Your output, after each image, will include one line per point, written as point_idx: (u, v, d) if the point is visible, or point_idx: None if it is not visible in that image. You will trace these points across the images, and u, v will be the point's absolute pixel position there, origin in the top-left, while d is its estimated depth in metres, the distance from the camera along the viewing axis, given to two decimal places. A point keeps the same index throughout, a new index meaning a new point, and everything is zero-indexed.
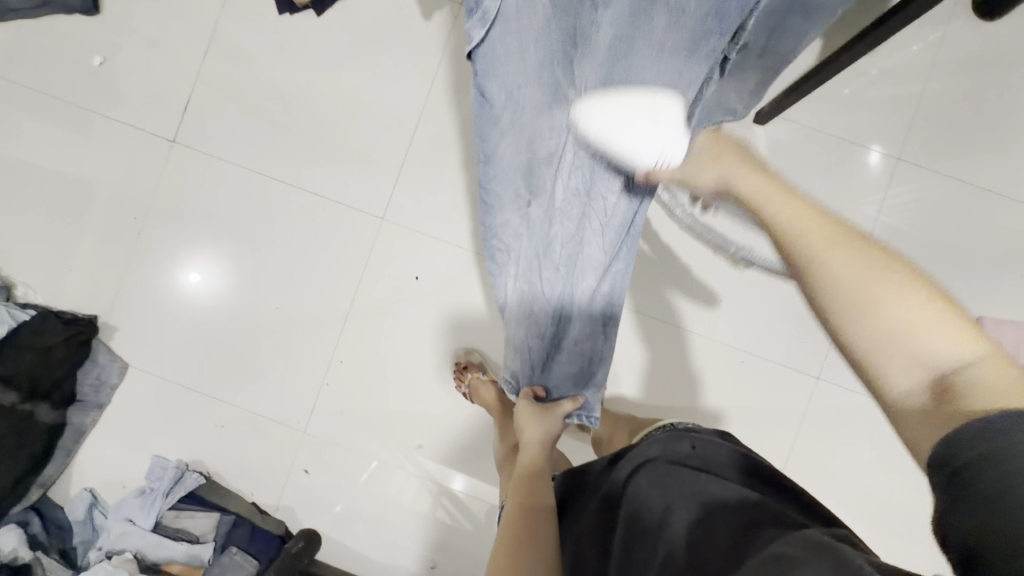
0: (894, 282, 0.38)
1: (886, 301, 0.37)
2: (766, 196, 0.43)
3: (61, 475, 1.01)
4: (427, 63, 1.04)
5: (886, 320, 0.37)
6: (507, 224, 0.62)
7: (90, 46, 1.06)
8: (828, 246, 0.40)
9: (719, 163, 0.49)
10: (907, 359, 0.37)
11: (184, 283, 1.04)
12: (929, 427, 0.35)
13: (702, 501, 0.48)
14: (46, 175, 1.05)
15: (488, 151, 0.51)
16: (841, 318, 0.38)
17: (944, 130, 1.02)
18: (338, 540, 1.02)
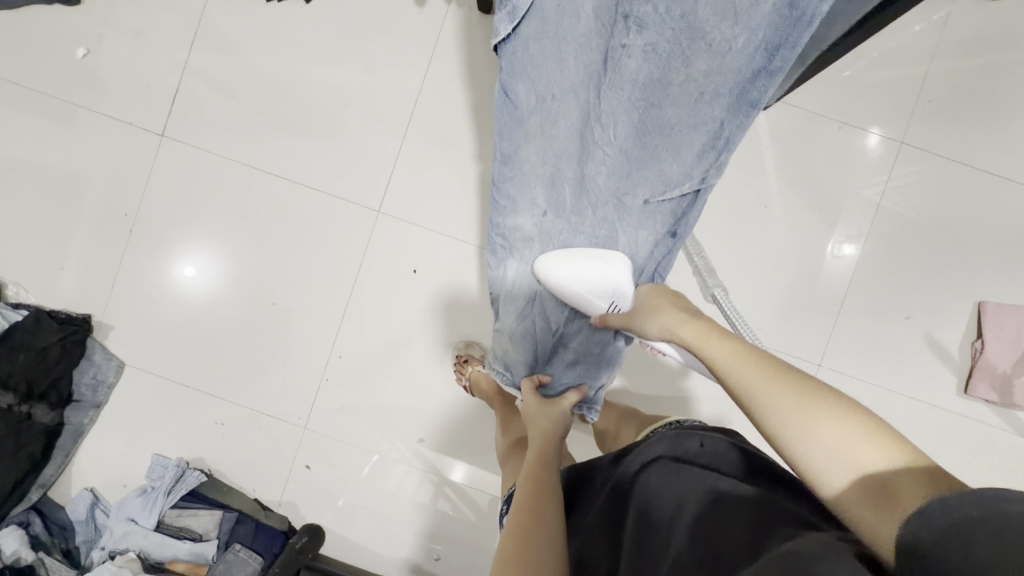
0: (806, 399, 0.41)
1: (817, 418, 0.39)
2: (699, 338, 0.52)
3: (61, 475, 1.00)
4: (420, 50, 1.02)
5: (814, 438, 0.39)
6: (517, 228, 0.64)
7: (73, 38, 1.03)
8: (759, 381, 0.44)
9: (659, 313, 0.58)
10: (834, 455, 0.38)
11: (180, 277, 1.03)
12: (866, 515, 0.35)
13: (711, 496, 0.47)
14: (33, 172, 1.03)
15: (509, 150, 0.55)
16: (784, 437, 0.41)
17: (947, 112, 1.01)
18: (342, 533, 1.02)
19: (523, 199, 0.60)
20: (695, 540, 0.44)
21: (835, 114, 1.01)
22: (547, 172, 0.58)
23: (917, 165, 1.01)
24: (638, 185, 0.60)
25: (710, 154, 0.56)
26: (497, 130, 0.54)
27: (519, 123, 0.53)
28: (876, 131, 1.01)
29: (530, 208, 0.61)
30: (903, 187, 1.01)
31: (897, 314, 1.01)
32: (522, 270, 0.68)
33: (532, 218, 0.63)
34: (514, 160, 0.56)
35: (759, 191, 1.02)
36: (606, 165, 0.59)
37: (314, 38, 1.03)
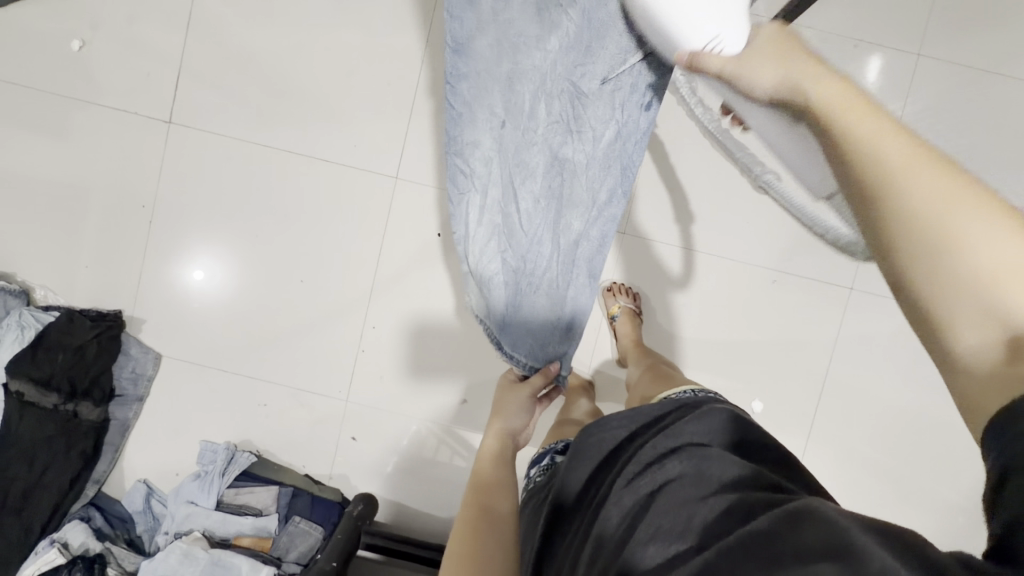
0: (990, 214, 0.29)
1: (973, 235, 0.29)
2: (829, 102, 0.35)
3: (113, 470, 1.02)
4: (422, 9, 0.99)
5: (974, 274, 0.29)
6: (474, 143, 0.62)
7: (67, 31, 1.01)
8: (907, 165, 0.31)
9: (783, 58, 0.40)
10: (999, 303, 0.28)
11: (188, 281, 1.03)
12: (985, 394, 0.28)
13: (706, 471, 0.49)
14: (47, 173, 1.02)
15: (461, 38, 0.58)
16: (926, 274, 0.30)
17: (963, 21, 0.98)
18: (394, 499, 1.04)
19: (480, 106, 0.61)
20: (678, 506, 0.46)
21: (849, 33, 0.99)
22: (505, 71, 0.60)
23: (933, 82, 0.99)
24: (596, 62, 0.61)
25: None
26: (448, 8, 0.56)
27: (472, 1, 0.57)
28: (874, 59, 0.99)
29: (488, 119, 0.62)
30: (919, 111, 0.99)
31: None
32: (480, 202, 0.65)
33: (491, 131, 0.62)
34: (468, 50, 0.58)
35: None
36: (567, 39, 0.60)
37: (311, 7, 1.00)
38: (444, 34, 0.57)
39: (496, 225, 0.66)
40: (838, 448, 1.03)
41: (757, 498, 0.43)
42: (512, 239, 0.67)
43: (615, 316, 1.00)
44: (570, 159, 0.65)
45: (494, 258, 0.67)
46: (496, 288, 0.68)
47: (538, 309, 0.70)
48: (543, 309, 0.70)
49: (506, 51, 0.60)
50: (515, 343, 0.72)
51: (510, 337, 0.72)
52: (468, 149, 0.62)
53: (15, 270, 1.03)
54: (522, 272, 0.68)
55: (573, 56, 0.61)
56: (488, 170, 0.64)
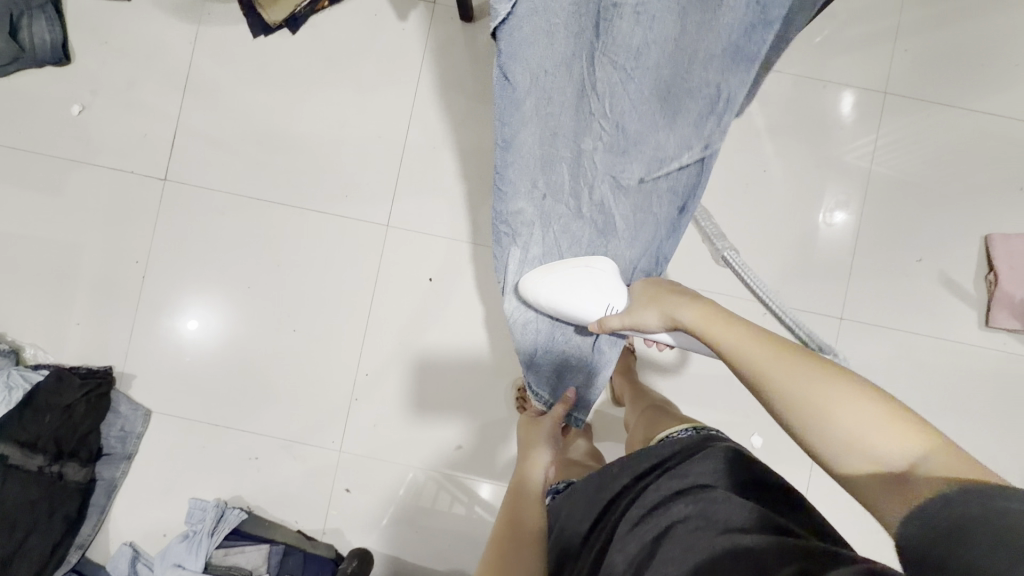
0: (841, 391, 0.43)
1: (834, 407, 0.42)
2: (708, 323, 0.53)
3: (98, 534, 0.99)
4: (408, 65, 1.04)
5: (838, 428, 0.42)
6: (520, 212, 0.62)
7: (67, 97, 1.04)
8: (776, 368, 0.46)
9: (655, 305, 0.59)
10: (854, 445, 0.41)
11: (184, 330, 1.03)
12: (883, 499, 0.40)
13: (713, 506, 0.48)
14: (41, 231, 1.04)
15: (507, 134, 0.55)
16: (802, 424, 0.44)
17: (925, 59, 1.04)
18: (390, 553, 1.01)
19: (524, 184, 0.60)
20: (684, 550, 0.45)
21: (816, 76, 1.04)
22: (545, 155, 0.59)
23: (901, 118, 1.04)
24: (631, 163, 0.60)
25: (710, 119, 0.54)
26: (496, 116, 0.54)
27: (519, 105, 0.54)
28: (846, 97, 1.04)
29: (530, 192, 0.62)
30: (891, 145, 1.04)
31: (908, 258, 1.03)
32: (522, 255, 0.65)
33: (533, 203, 0.63)
34: (516, 145, 0.56)
35: (755, 158, 1.04)
36: (602, 142, 0.59)
37: (304, 66, 1.05)
38: (494, 136, 0.56)
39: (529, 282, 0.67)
40: None
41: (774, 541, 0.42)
42: None
43: None
44: (614, 233, 0.65)
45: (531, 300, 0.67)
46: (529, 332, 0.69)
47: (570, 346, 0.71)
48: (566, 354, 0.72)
49: (550, 139, 0.58)
50: (546, 380, 0.74)
51: (537, 376, 0.74)
52: (512, 217, 0.62)
53: (5, 329, 1.02)
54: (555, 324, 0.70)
55: (608, 157, 0.60)
56: (532, 232, 0.65)
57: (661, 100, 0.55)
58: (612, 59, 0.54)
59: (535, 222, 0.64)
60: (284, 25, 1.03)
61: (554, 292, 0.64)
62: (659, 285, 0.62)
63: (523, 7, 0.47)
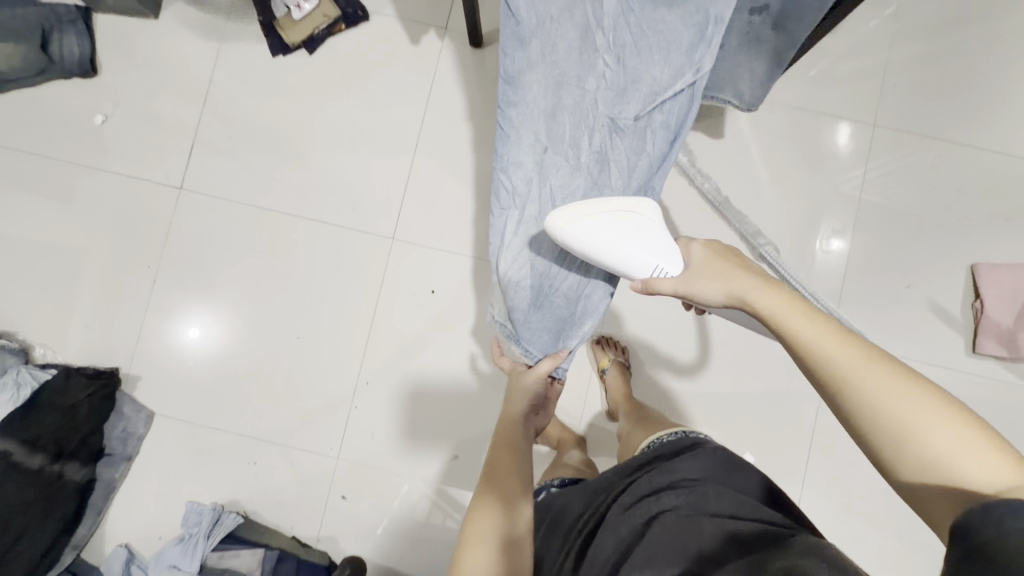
0: (931, 407, 0.40)
1: (919, 420, 0.40)
2: (785, 311, 0.50)
3: (94, 534, 1.00)
4: (419, 87, 1.09)
5: (922, 444, 0.39)
6: (519, 162, 0.60)
7: (91, 107, 1.09)
8: (857, 370, 0.43)
9: (723, 280, 0.56)
10: (938, 463, 0.38)
11: (184, 338, 1.05)
12: (940, 506, 0.37)
13: (704, 499, 0.50)
14: (57, 234, 1.07)
15: (510, 69, 0.58)
16: (878, 430, 0.41)
17: (913, 95, 1.08)
18: (383, 563, 1.01)
19: (526, 133, 0.60)
20: (675, 534, 0.47)
21: (809, 108, 1.09)
22: (548, 102, 0.60)
23: (892, 150, 1.08)
24: (629, 102, 0.61)
25: (699, 47, 0.60)
26: (502, 50, 0.57)
27: (524, 44, 0.57)
28: (843, 129, 1.08)
29: (532, 144, 0.60)
30: (882, 175, 1.08)
31: (898, 284, 1.06)
32: (519, 214, 0.62)
33: (534, 155, 0.61)
34: (519, 82, 0.58)
35: (750, 184, 1.08)
36: (604, 80, 0.60)
37: (319, 85, 1.09)
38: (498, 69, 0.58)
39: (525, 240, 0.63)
40: (834, 501, 1.02)
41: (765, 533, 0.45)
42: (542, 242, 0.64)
43: (605, 369, 1.02)
44: (607, 182, 0.63)
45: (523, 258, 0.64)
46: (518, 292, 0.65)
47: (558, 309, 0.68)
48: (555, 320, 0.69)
49: (552, 83, 0.59)
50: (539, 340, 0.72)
51: (528, 337, 0.71)
52: (513, 167, 0.61)
53: (16, 328, 1.05)
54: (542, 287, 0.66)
55: (608, 99, 0.61)
56: (530, 189, 0.62)
57: (655, 32, 0.59)
58: None
59: (535, 176, 0.61)
60: (303, 46, 1.09)
61: (587, 237, 0.57)
62: (724, 254, 0.59)
63: None
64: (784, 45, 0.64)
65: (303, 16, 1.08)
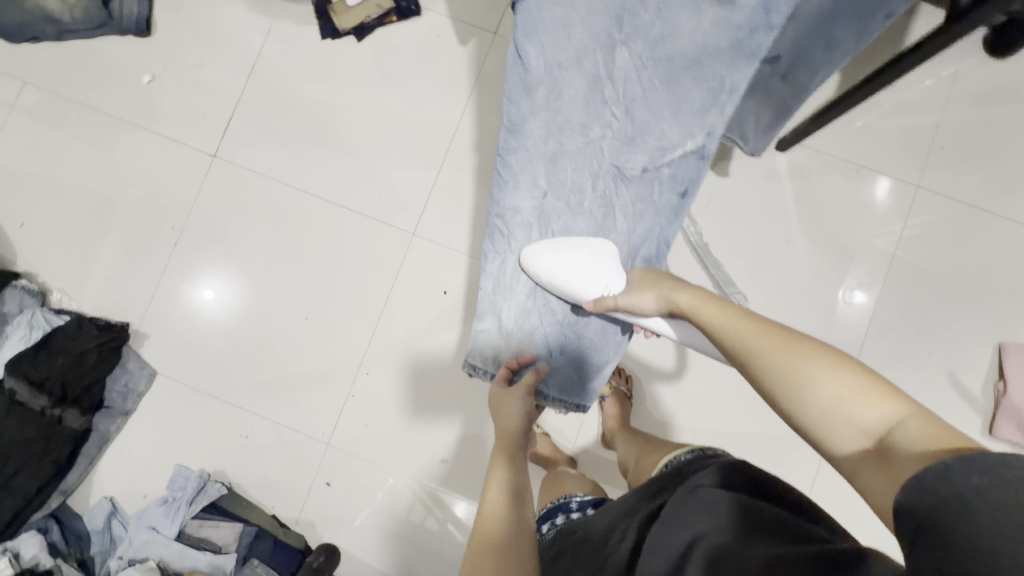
0: (823, 361, 0.42)
1: (814, 376, 0.41)
2: (695, 304, 0.54)
3: (82, 483, 1.01)
4: (460, 88, 1.09)
5: (817, 398, 0.40)
6: (518, 207, 0.65)
7: (141, 66, 1.11)
8: (758, 344, 0.46)
9: (656, 289, 0.60)
10: (833, 414, 0.40)
11: (199, 299, 1.07)
12: (849, 456, 0.39)
13: (739, 519, 0.47)
14: (90, 183, 1.09)
15: (513, 115, 0.61)
16: (782, 395, 0.43)
17: (959, 159, 1.05)
18: (358, 556, 1.01)
19: (524, 177, 0.64)
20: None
21: (849, 159, 1.07)
22: (549, 149, 0.64)
23: (931, 211, 1.05)
24: (635, 153, 0.65)
25: (711, 112, 0.63)
26: (508, 95, 0.61)
27: (528, 91, 0.60)
28: (884, 180, 1.06)
29: (530, 187, 0.65)
30: (917, 234, 1.05)
31: (919, 352, 1.02)
32: (518, 260, 0.67)
33: (532, 200, 0.65)
34: (521, 129, 0.62)
35: (779, 229, 1.06)
36: (612, 129, 0.64)
37: (363, 73, 1.10)
38: (500, 114, 0.62)
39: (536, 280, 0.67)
40: None
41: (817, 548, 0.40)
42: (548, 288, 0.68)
43: (605, 395, 1.00)
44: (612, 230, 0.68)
45: (531, 307, 0.69)
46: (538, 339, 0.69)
47: (579, 355, 0.70)
48: (577, 367, 0.70)
49: (556, 132, 0.63)
50: (560, 388, 0.70)
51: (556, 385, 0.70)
52: (510, 213, 0.65)
53: (38, 270, 1.07)
54: (569, 316, 0.69)
55: (618, 146, 0.65)
56: (527, 235, 0.67)
57: (668, 90, 0.63)
58: (632, 46, 0.60)
59: (533, 221, 0.66)
60: (352, 32, 1.09)
61: (551, 270, 0.64)
62: (658, 275, 0.63)
63: None
64: (792, 96, 0.68)
65: (357, 3, 1.09)
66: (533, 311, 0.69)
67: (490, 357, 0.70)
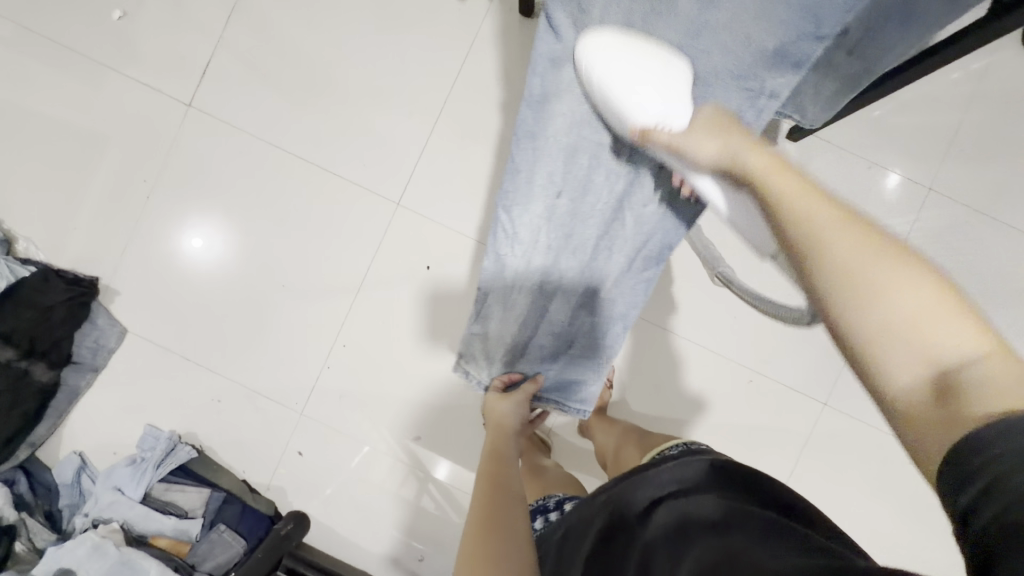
0: (919, 283, 0.36)
1: (886, 284, 0.36)
2: (771, 171, 0.47)
3: (51, 437, 1.00)
4: (457, 48, 1.01)
5: (885, 311, 0.35)
6: (528, 204, 0.67)
7: (113, 0, 1.02)
8: (834, 237, 0.39)
9: (721, 140, 0.55)
10: (916, 350, 0.34)
11: (188, 247, 1.02)
12: (929, 408, 0.33)
13: (719, 530, 0.44)
14: (57, 126, 1.03)
15: (541, 105, 0.64)
16: (854, 320, 0.36)
17: (980, 161, 0.99)
18: (327, 523, 1.02)
19: (540, 168, 0.66)
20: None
21: (864, 154, 1.01)
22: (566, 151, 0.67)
23: (944, 212, 1.00)
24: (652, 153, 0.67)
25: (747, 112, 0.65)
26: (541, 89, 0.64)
27: (546, 102, 0.65)
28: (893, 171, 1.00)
29: (547, 185, 0.67)
30: (930, 231, 1.00)
31: None
32: (520, 258, 0.70)
33: (546, 198, 0.67)
34: (546, 108, 0.65)
35: None
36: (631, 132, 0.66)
37: (353, 24, 1.02)
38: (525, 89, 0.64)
39: (535, 294, 0.73)
40: None
41: (820, 567, 0.36)
42: (549, 297, 0.73)
43: None
44: (618, 234, 0.70)
45: (533, 320, 0.75)
46: (539, 343, 0.77)
47: (574, 354, 0.76)
48: (573, 366, 0.77)
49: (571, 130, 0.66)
50: (557, 389, 0.79)
51: (555, 386, 0.79)
52: (517, 208, 0.67)
53: (3, 216, 1.02)
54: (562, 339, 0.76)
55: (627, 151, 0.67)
56: (533, 231, 0.69)
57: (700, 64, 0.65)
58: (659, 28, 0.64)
59: (542, 221, 0.69)
60: None
61: (608, 72, 0.62)
62: (725, 123, 0.58)
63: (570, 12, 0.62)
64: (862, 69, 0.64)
65: None
66: (541, 326, 0.75)
67: (483, 366, 0.79)
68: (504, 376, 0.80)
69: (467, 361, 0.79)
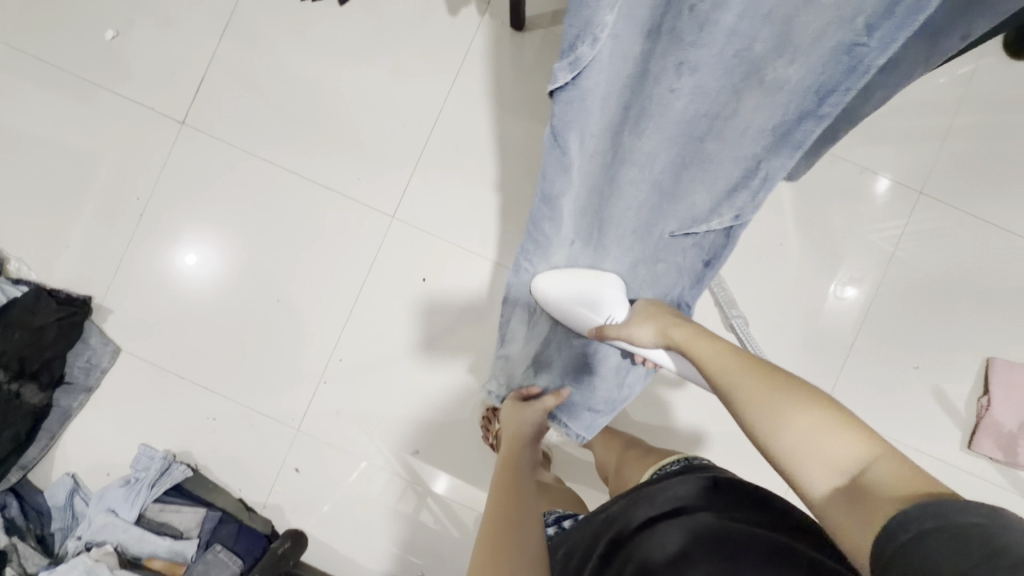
0: (805, 404, 0.43)
1: (790, 416, 0.42)
2: (692, 339, 0.55)
3: (43, 459, 0.99)
4: (448, 61, 1.02)
5: (791, 433, 0.42)
6: (547, 258, 0.60)
7: (105, 20, 1.03)
8: (742, 382, 0.47)
9: (652, 318, 0.62)
10: (821, 462, 0.40)
11: (181, 264, 1.02)
12: (846, 512, 0.37)
13: (724, 554, 0.44)
14: (49, 146, 1.03)
15: (548, 191, 0.48)
16: (770, 442, 0.43)
17: (968, 164, 1.01)
18: (326, 540, 1.00)
19: (553, 238, 0.57)
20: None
21: (853, 159, 1.02)
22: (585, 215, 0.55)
23: (936, 215, 1.01)
24: (666, 218, 0.58)
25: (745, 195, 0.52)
26: (542, 171, 0.46)
27: (551, 202, 0.50)
28: (884, 175, 1.01)
29: (564, 244, 0.58)
30: (920, 233, 1.01)
31: (906, 363, 1.00)
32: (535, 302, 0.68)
33: (564, 250, 0.60)
34: (556, 203, 0.50)
35: (774, 230, 1.02)
36: (642, 200, 0.55)
37: (344, 39, 1.03)
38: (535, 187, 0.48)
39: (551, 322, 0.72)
40: None
41: None
42: (566, 328, 0.73)
43: None
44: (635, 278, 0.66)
45: (553, 344, 0.75)
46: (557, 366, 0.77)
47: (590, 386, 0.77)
48: (589, 396, 0.78)
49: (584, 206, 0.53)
50: (574, 416, 0.79)
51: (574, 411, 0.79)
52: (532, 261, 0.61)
53: None
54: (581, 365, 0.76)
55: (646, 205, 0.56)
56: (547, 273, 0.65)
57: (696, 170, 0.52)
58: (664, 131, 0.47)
59: (555, 265, 0.64)
60: None
61: (559, 300, 0.65)
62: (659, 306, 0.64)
63: (580, 82, 0.36)
64: None
65: None
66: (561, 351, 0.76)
67: (503, 384, 0.80)
68: (525, 390, 0.79)
69: (490, 379, 0.80)
